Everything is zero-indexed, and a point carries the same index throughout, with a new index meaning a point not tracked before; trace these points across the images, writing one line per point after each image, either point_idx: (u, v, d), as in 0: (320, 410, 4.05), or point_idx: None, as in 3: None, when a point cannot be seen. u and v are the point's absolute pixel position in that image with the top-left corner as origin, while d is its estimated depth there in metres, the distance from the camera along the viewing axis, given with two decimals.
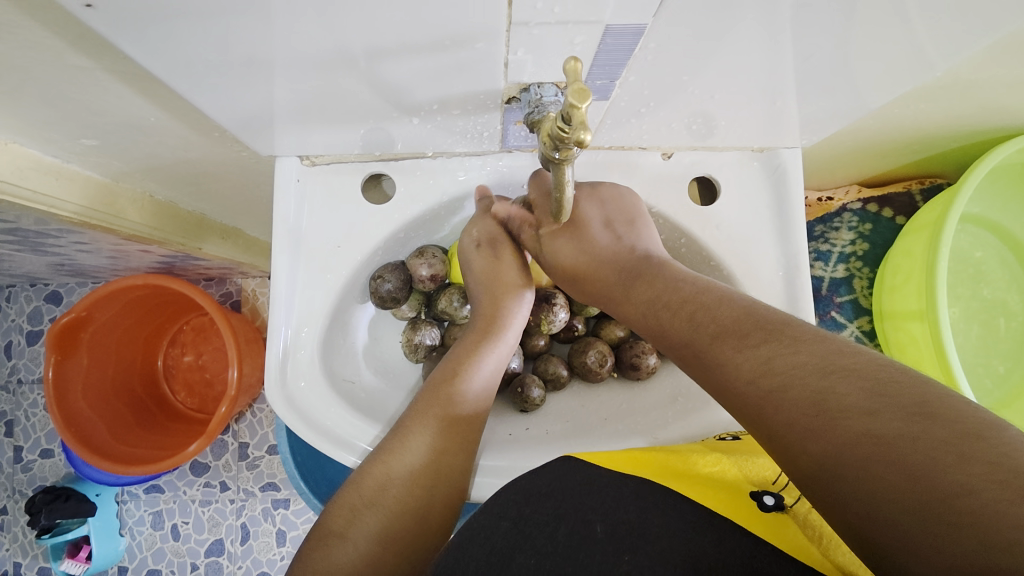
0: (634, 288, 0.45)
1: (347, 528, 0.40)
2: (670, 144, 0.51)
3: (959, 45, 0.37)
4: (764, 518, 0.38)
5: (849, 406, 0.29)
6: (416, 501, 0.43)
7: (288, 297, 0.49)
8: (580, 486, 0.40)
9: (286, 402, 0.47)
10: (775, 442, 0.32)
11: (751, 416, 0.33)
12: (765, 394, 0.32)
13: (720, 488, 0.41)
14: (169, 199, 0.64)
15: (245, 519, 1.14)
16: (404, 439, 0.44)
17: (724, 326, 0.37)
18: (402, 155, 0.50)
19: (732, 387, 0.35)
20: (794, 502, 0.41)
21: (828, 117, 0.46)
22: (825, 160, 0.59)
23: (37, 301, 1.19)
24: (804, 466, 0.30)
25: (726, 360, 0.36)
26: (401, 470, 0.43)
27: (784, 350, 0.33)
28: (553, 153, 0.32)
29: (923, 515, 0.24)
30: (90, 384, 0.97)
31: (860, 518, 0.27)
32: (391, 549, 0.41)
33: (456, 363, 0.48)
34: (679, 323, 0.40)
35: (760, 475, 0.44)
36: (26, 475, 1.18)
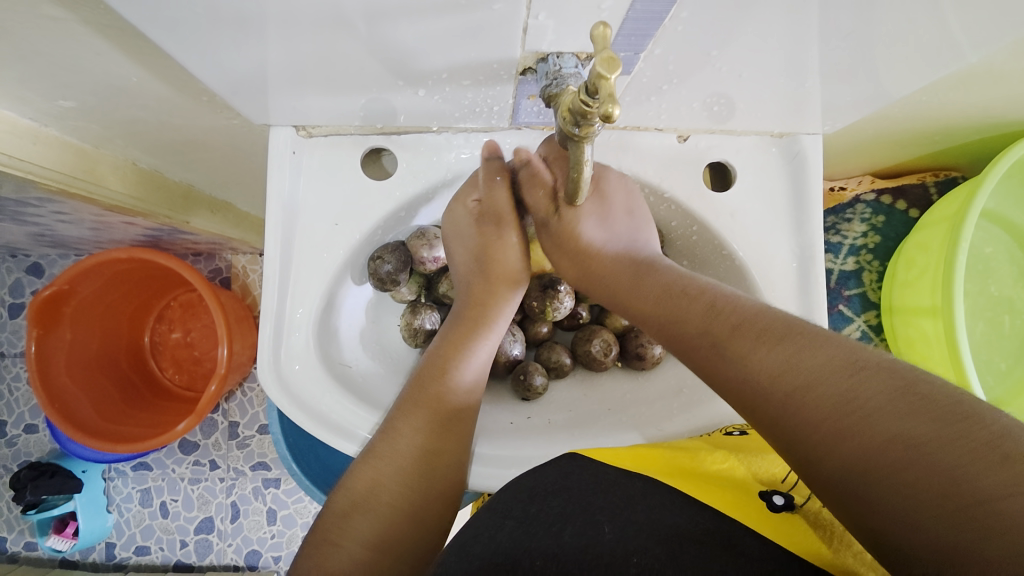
0: (640, 287, 0.42)
1: (341, 533, 0.39)
2: (686, 126, 0.48)
3: (998, 32, 0.35)
4: (773, 518, 0.38)
5: (878, 409, 0.27)
6: (406, 500, 0.41)
7: (282, 275, 0.47)
8: (588, 484, 0.40)
9: (279, 385, 0.46)
10: (790, 448, 0.31)
11: (762, 419, 0.32)
12: (782, 404, 0.31)
13: (729, 488, 0.41)
14: (154, 168, 0.61)
15: (235, 498, 1.13)
16: (392, 435, 0.42)
17: (737, 325, 0.35)
18: (404, 128, 0.48)
19: (747, 389, 0.33)
20: (805, 501, 0.41)
21: (852, 104, 0.44)
22: (841, 149, 0.57)
23: (18, 272, 1.14)
24: (829, 472, 0.29)
25: (741, 361, 0.34)
26: (391, 467, 0.41)
27: (800, 353, 0.32)
28: (572, 129, 0.30)
29: (960, 521, 0.23)
30: (74, 358, 0.94)
31: (889, 524, 0.26)
32: (385, 551, 0.40)
33: (456, 357, 0.46)
34: (690, 321, 0.38)
35: (770, 474, 0.43)
36: (9, 451, 1.15)
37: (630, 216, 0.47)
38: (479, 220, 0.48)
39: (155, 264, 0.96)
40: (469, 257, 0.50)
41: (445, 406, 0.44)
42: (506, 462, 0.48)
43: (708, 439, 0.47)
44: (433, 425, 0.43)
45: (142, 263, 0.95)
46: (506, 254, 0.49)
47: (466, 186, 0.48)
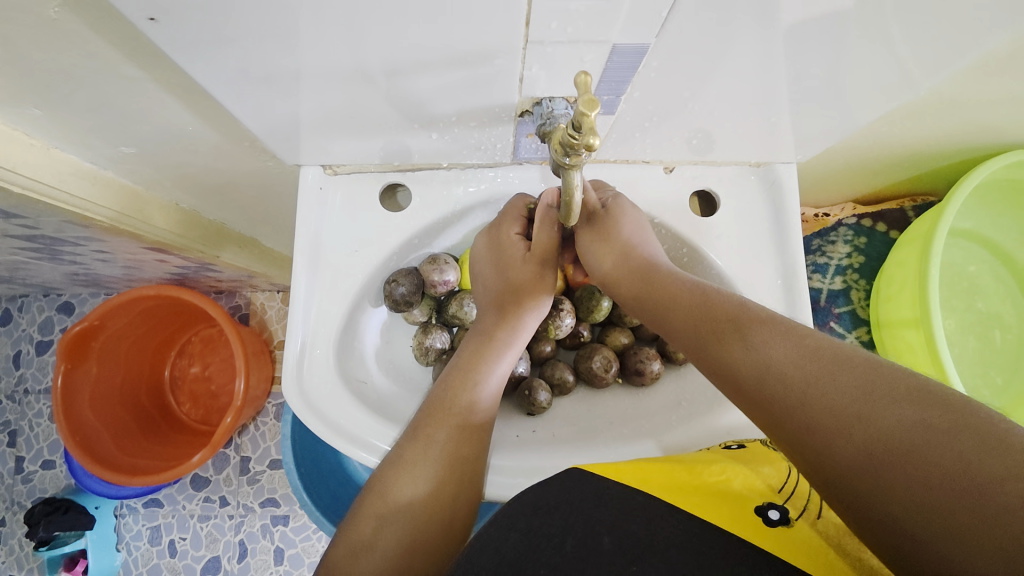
0: (669, 297, 0.45)
1: (376, 535, 0.41)
2: (670, 158, 0.54)
3: (935, 68, 0.40)
4: (768, 533, 0.39)
5: (891, 408, 0.30)
6: (441, 506, 0.44)
7: (307, 298, 0.51)
8: (589, 497, 0.41)
9: (301, 396, 0.49)
10: (807, 453, 0.33)
11: (780, 423, 0.35)
12: (800, 405, 0.34)
13: (726, 503, 0.43)
14: (193, 208, 0.67)
15: (244, 535, 1.14)
16: (418, 445, 0.45)
17: (758, 331, 0.38)
18: (418, 165, 0.53)
19: (766, 392, 0.36)
20: (799, 515, 0.42)
21: (819, 133, 0.50)
22: (819, 177, 0.61)
23: (49, 311, 1.21)
24: (845, 470, 0.31)
25: (762, 365, 0.37)
26: (419, 473, 0.44)
27: (813, 358, 0.35)
28: (563, 158, 0.35)
29: (970, 509, 0.26)
30: (99, 393, 0.99)
31: (902, 520, 0.28)
32: (421, 555, 0.42)
33: (480, 372, 0.49)
34: (713, 330, 0.40)
35: (766, 485, 0.45)
36: (25, 487, 1.17)
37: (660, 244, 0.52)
38: (530, 256, 0.52)
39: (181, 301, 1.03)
40: (496, 275, 0.54)
41: (464, 414, 0.47)
42: (509, 477, 0.50)
43: (703, 453, 0.49)
44: (457, 436, 0.46)
45: (169, 301, 1.01)
46: (543, 281, 0.52)
47: (510, 221, 0.53)
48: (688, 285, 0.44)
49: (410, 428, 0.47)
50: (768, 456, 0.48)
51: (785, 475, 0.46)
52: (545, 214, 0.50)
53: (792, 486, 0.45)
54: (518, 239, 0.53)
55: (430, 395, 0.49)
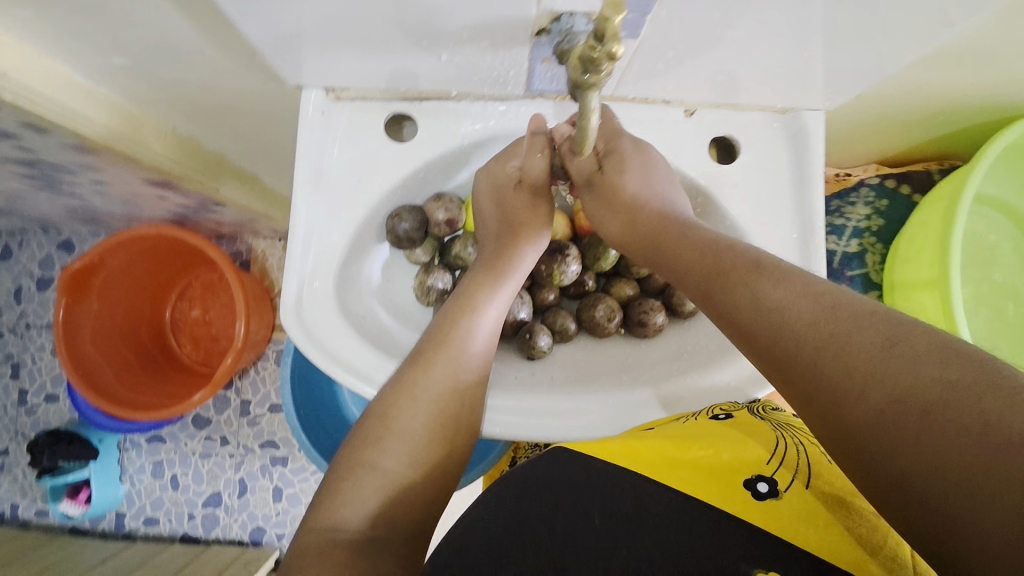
0: (685, 244, 0.44)
1: (373, 454, 0.42)
2: (693, 98, 0.50)
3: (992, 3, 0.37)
4: (756, 506, 0.40)
5: (912, 360, 0.28)
6: (439, 433, 0.44)
7: (308, 228, 0.50)
8: (577, 476, 0.45)
9: (298, 323, 0.48)
10: (814, 406, 0.32)
11: (791, 375, 0.34)
12: (812, 356, 0.32)
13: (716, 479, 0.43)
14: (191, 135, 0.65)
15: (243, 474, 1.17)
16: (421, 369, 0.46)
17: (773, 282, 0.37)
18: (426, 94, 0.50)
19: (778, 343, 0.35)
20: (787, 487, 0.42)
21: (853, 78, 0.46)
22: (846, 131, 0.58)
23: (48, 248, 1.20)
24: (857, 423, 0.30)
25: (777, 316, 0.35)
26: (419, 397, 0.44)
27: (833, 312, 0.33)
28: (581, 75, 0.33)
29: (992, 464, 0.24)
30: (100, 329, 1.00)
31: (912, 473, 0.27)
32: (422, 472, 0.43)
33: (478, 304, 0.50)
34: (729, 282, 0.39)
35: (755, 456, 0.45)
36: (29, 419, 1.19)
37: (669, 183, 0.49)
38: (521, 188, 0.53)
39: (180, 243, 1.01)
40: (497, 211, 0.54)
41: (462, 346, 0.48)
42: (506, 418, 0.50)
43: (694, 426, 0.49)
44: (454, 368, 0.47)
45: (167, 241, 0.99)
46: (534, 214, 0.54)
47: (505, 153, 0.51)
48: (704, 238, 0.43)
49: (404, 365, 0.47)
50: (754, 427, 0.48)
51: (773, 443, 0.46)
52: (529, 142, 0.50)
53: (783, 455, 0.44)
54: (514, 171, 0.52)
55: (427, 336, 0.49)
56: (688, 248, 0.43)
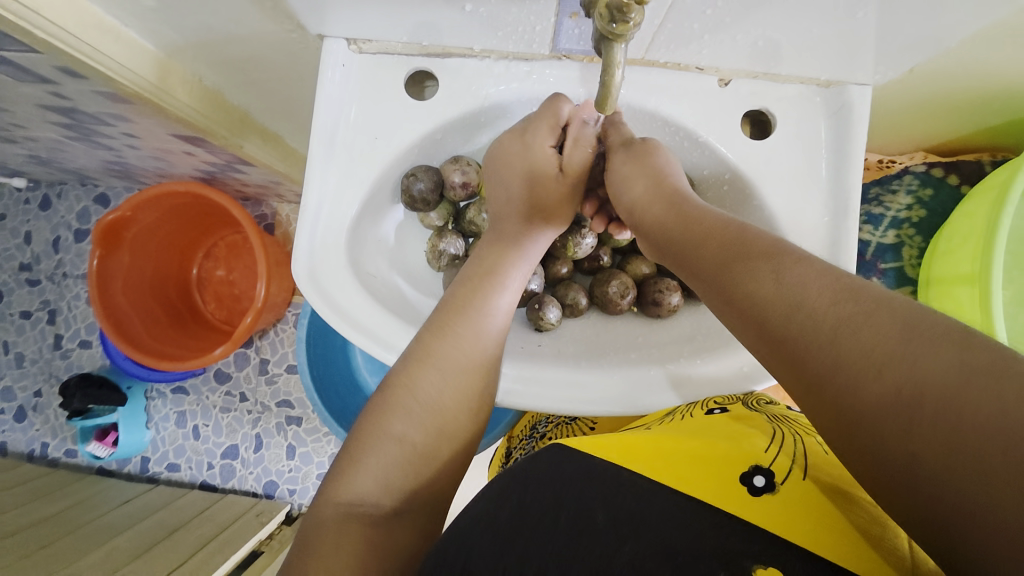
0: (692, 224, 0.41)
1: (393, 423, 0.43)
2: (728, 65, 0.47)
3: None
4: (753, 500, 0.39)
5: (932, 358, 0.26)
6: (462, 403, 0.46)
7: (323, 180, 0.49)
8: (578, 472, 0.39)
9: (309, 276, 0.48)
10: (821, 403, 0.30)
11: (797, 369, 0.32)
12: (822, 351, 0.30)
13: (711, 471, 0.42)
14: (217, 88, 0.65)
15: (260, 430, 1.22)
16: (435, 341, 0.46)
17: (783, 268, 0.34)
18: (449, 50, 0.49)
19: (785, 336, 0.32)
20: (783, 479, 0.41)
21: (906, 48, 0.43)
22: (894, 112, 0.54)
23: (85, 201, 1.25)
24: (869, 422, 0.28)
25: (786, 307, 0.32)
26: (438, 367, 0.45)
27: (850, 297, 0.30)
28: (609, 26, 0.31)
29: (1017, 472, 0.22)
30: (130, 282, 1.03)
31: (928, 475, 0.26)
32: (446, 441, 0.44)
33: (491, 281, 0.50)
34: (736, 267, 0.36)
35: (749, 452, 0.44)
36: (64, 362, 1.25)
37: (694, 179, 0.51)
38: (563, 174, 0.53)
39: (207, 202, 1.03)
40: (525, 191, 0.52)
41: (477, 321, 0.48)
42: (509, 389, 0.50)
43: (688, 426, 0.50)
44: (470, 341, 0.47)
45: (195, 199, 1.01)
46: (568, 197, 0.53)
47: (546, 130, 0.49)
48: (714, 217, 0.40)
49: (422, 333, 0.47)
50: (747, 427, 0.49)
51: (765, 440, 0.46)
52: (576, 125, 0.50)
53: (775, 451, 0.44)
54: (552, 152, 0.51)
55: (440, 306, 0.49)
56: (695, 228, 0.40)
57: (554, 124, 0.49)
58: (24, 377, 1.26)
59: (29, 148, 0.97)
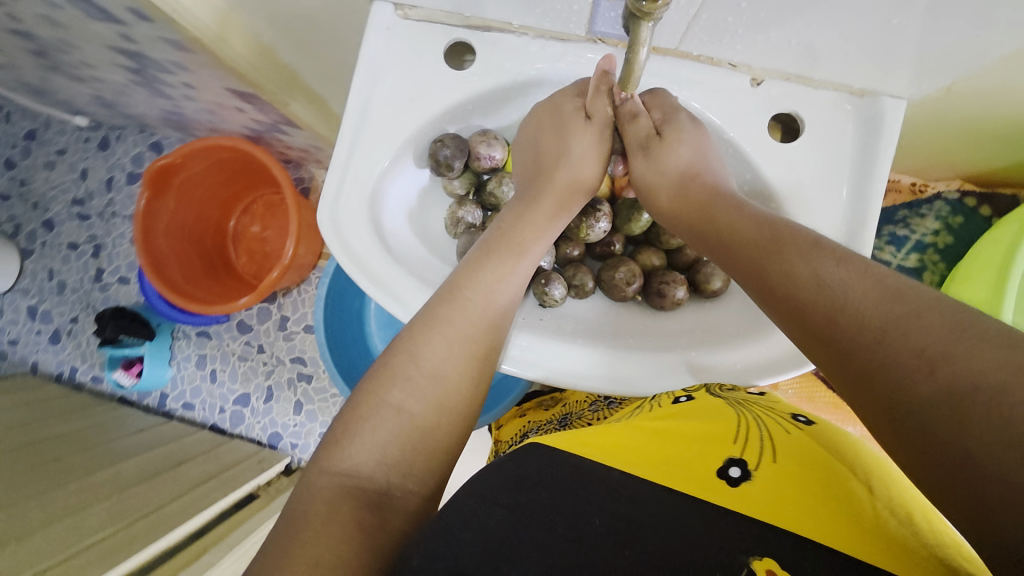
0: (742, 222, 0.43)
1: (386, 390, 0.44)
2: (762, 65, 0.47)
3: None
4: (728, 491, 0.39)
5: (979, 357, 0.29)
6: (458, 377, 0.46)
7: (357, 130, 0.52)
8: (569, 477, 0.40)
9: (331, 222, 0.51)
10: (871, 398, 0.33)
11: (846, 365, 0.34)
12: (871, 349, 0.33)
13: (686, 469, 0.41)
14: (270, 44, 0.69)
15: (272, 382, 1.27)
16: (442, 312, 0.47)
17: (833, 271, 0.36)
18: (489, 24, 0.51)
19: (837, 334, 0.35)
20: (756, 467, 0.41)
21: (942, 63, 0.42)
22: (929, 132, 0.53)
23: (141, 146, 1.32)
24: (917, 416, 0.30)
25: (837, 308, 0.35)
26: (439, 337, 0.46)
27: (897, 299, 0.33)
28: (638, 5, 0.32)
29: None
30: (172, 225, 1.09)
31: (973, 466, 0.27)
32: (442, 412, 0.45)
33: (511, 257, 0.50)
34: (784, 268, 0.39)
35: (723, 441, 0.43)
36: (102, 295, 1.34)
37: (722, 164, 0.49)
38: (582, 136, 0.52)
39: (250, 158, 1.08)
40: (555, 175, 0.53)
41: (489, 296, 0.48)
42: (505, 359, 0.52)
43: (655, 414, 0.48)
44: (477, 315, 0.47)
45: (239, 155, 1.06)
46: (585, 172, 0.53)
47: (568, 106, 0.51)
48: (760, 215, 0.43)
49: (433, 300, 0.48)
50: (715, 407, 0.47)
51: (733, 422, 0.45)
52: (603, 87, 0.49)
53: (750, 438, 0.43)
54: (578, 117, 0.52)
55: (454, 274, 0.50)
56: (743, 226, 0.43)
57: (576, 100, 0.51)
58: (65, 303, 1.35)
59: (97, 89, 1.04)
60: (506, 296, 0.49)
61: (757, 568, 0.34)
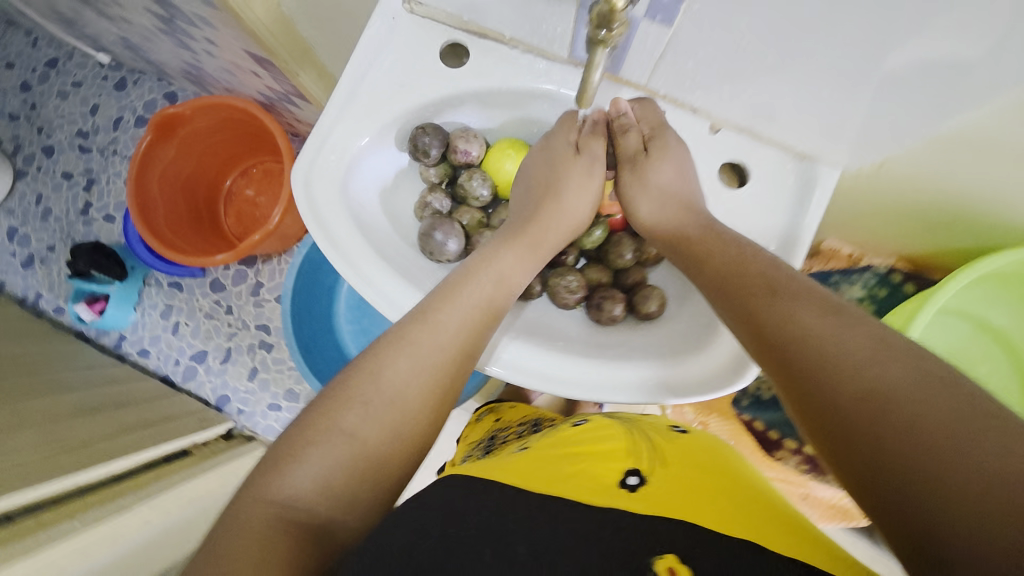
0: (739, 265, 0.47)
1: (336, 414, 0.43)
2: (720, 114, 0.52)
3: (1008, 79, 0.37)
4: (634, 498, 0.43)
5: (943, 411, 0.31)
6: (421, 392, 0.46)
7: (345, 101, 0.55)
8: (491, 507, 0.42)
9: (303, 179, 0.54)
10: (843, 446, 0.34)
11: (823, 414, 0.36)
12: (849, 400, 0.35)
13: (584, 478, 0.45)
14: (292, 18, 0.73)
15: (232, 345, 1.28)
16: (415, 327, 0.47)
17: (815, 322, 0.40)
18: (486, 33, 0.55)
19: (817, 381, 0.37)
20: (648, 474, 0.47)
21: (874, 136, 0.47)
22: (867, 205, 0.59)
23: (156, 94, 1.36)
24: (887, 469, 0.32)
25: (815, 356, 0.38)
26: (410, 348, 0.46)
27: (877, 351, 0.36)
28: (597, 32, 0.38)
29: (1002, 509, 0.27)
30: (167, 173, 1.11)
31: (934, 516, 0.29)
32: (406, 419, 0.44)
33: (507, 265, 0.53)
34: (773, 315, 0.42)
35: (616, 458, 0.48)
36: (84, 228, 1.34)
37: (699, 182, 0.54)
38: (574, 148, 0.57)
39: (258, 125, 1.11)
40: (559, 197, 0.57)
41: (487, 297, 0.51)
42: None
43: (552, 435, 0.54)
44: (468, 316, 0.49)
45: (248, 120, 1.09)
46: (586, 195, 0.58)
47: (566, 129, 0.56)
48: (747, 254, 0.47)
49: (405, 320, 0.48)
50: (599, 427, 0.54)
51: (618, 441, 0.51)
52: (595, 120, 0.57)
53: (635, 451, 0.50)
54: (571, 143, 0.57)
55: (433, 295, 0.50)
56: (738, 270, 0.47)
57: (571, 124, 0.56)
58: (44, 230, 1.34)
59: (124, 30, 1.08)
60: (483, 319, 0.50)
61: (662, 567, 0.37)
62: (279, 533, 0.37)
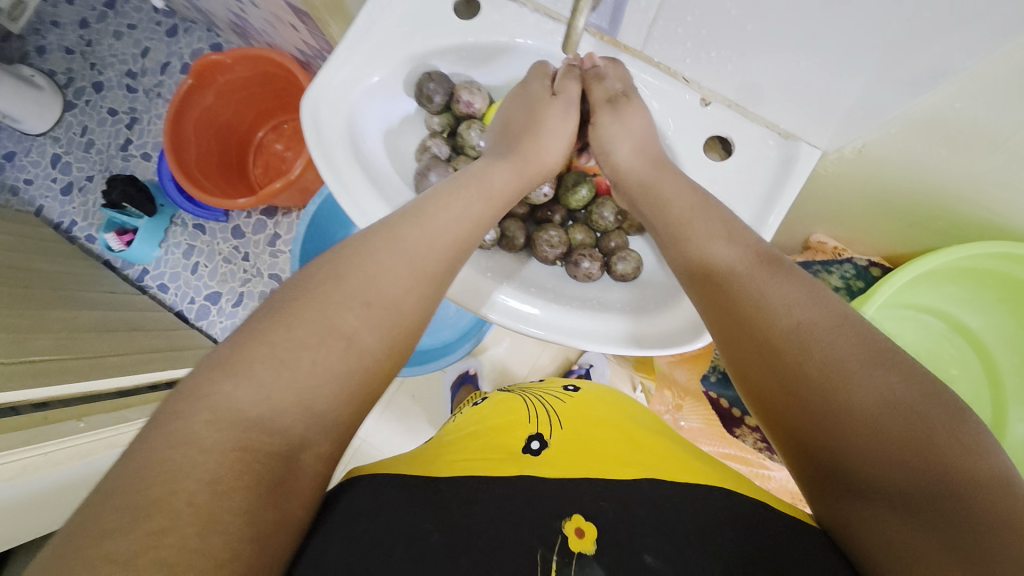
0: (710, 228, 0.47)
1: (322, 296, 0.40)
2: (711, 87, 0.54)
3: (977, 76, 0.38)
4: (536, 462, 0.49)
5: (881, 381, 0.34)
6: (409, 304, 0.44)
7: (360, 37, 0.58)
8: (437, 504, 0.44)
9: (311, 106, 0.58)
10: (786, 408, 0.37)
11: (771, 378, 0.38)
12: (799, 366, 0.37)
13: (490, 450, 0.51)
14: None
15: (245, 290, 1.35)
16: (410, 223, 0.46)
17: (775, 289, 0.41)
18: None
19: (770, 345, 0.39)
20: (550, 438, 0.52)
21: (853, 124, 0.49)
22: (852, 194, 0.60)
23: (203, 44, 1.43)
24: (822, 432, 0.35)
25: (770, 321, 0.40)
26: (404, 244, 0.45)
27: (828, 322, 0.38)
28: None
29: (913, 467, 0.31)
30: (203, 116, 1.16)
31: (855, 470, 0.34)
32: (390, 326, 0.42)
33: (492, 186, 0.53)
34: (737, 281, 0.43)
35: (524, 430, 0.54)
36: (122, 163, 1.42)
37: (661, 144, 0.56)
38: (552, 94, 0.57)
39: (293, 81, 1.16)
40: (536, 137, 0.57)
41: (478, 210, 0.50)
42: None
43: (469, 419, 0.61)
44: (462, 223, 0.49)
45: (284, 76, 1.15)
46: (554, 136, 0.58)
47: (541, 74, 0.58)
48: (723, 218, 0.47)
49: (393, 217, 0.47)
50: (506, 407, 0.61)
51: (525, 415, 0.57)
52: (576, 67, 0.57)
53: (538, 421, 0.56)
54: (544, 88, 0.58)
55: (428, 196, 0.49)
56: (708, 233, 0.47)
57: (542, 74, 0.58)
58: (86, 161, 1.42)
59: None
60: (477, 224, 0.50)
61: (572, 529, 0.41)
62: (255, 428, 0.35)
